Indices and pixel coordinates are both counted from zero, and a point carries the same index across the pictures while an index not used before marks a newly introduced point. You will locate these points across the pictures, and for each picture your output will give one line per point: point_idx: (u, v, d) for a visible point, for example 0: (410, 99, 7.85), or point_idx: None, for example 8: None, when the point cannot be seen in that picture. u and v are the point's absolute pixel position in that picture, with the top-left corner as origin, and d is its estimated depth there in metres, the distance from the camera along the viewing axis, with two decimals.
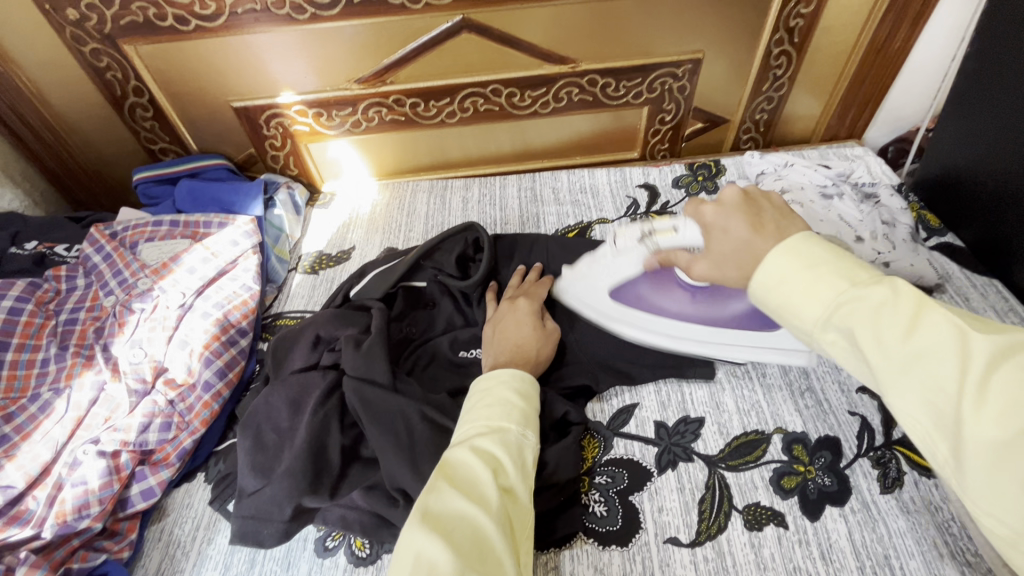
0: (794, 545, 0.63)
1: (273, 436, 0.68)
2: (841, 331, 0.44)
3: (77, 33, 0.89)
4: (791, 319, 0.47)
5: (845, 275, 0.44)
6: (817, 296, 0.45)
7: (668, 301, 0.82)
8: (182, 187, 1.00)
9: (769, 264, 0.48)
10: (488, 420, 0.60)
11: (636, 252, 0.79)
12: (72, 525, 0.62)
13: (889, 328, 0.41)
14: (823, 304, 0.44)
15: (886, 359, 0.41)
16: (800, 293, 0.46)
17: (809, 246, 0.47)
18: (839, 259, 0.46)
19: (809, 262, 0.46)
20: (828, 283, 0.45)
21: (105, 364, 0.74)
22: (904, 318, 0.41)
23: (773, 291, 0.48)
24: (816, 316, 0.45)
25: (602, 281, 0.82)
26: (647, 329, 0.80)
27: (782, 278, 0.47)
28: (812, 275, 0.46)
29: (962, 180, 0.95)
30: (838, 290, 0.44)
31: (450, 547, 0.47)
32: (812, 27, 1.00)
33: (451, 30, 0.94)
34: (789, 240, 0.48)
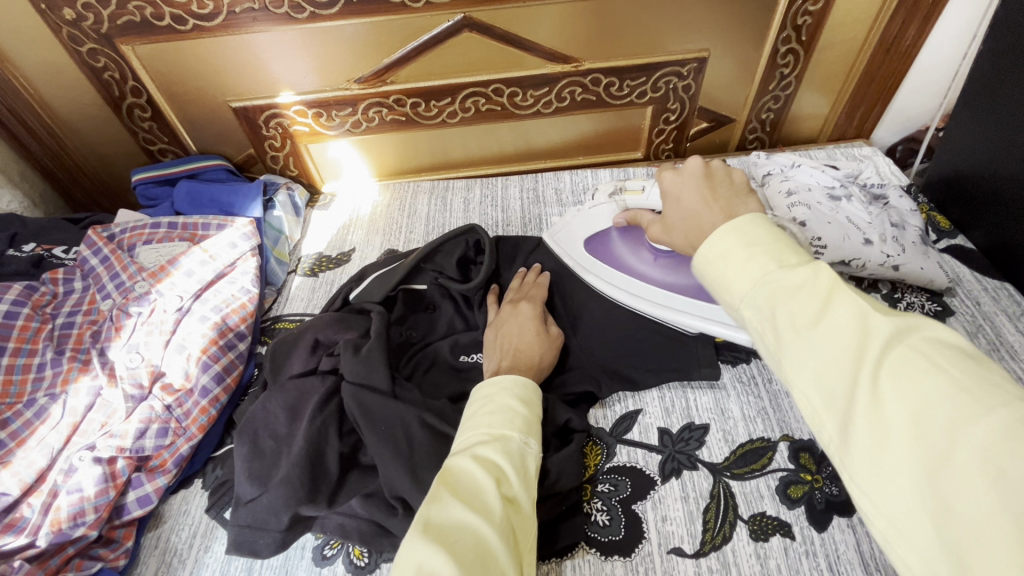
0: (800, 556, 0.61)
1: (271, 442, 0.67)
2: (758, 308, 0.42)
3: (73, 33, 0.88)
4: (723, 294, 0.45)
5: (775, 256, 0.42)
6: (748, 273, 0.43)
7: (636, 259, 0.82)
8: (181, 188, 0.99)
9: (712, 244, 0.46)
10: (489, 428, 0.59)
11: (606, 208, 0.89)
12: (67, 533, 0.61)
13: (803, 308, 0.39)
14: (748, 280, 0.43)
15: (797, 336, 0.39)
16: (733, 269, 0.44)
17: (752, 228, 0.45)
18: (772, 241, 0.44)
19: (747, 242, 0.45)
20: (759, 261, 0.43)
21: (101, 369, 0.73)
22: (819, 300, 0.39)
23: (712, 265, 0.46)
24: (742, 292, 0.43)
25: (579, 231, 0.89)
26: (607, 282, 0.82)
27: (721, 257, 0.45)
28: (749, 253, 0.44)
29: (974, 181, 0.93)
30: (765, 270, 0.42)
31: (453, 556, 0.46)
32: (820, 25, 0.98)
33: (452, 29, 0.93)
34: (734, 221, 0.47)
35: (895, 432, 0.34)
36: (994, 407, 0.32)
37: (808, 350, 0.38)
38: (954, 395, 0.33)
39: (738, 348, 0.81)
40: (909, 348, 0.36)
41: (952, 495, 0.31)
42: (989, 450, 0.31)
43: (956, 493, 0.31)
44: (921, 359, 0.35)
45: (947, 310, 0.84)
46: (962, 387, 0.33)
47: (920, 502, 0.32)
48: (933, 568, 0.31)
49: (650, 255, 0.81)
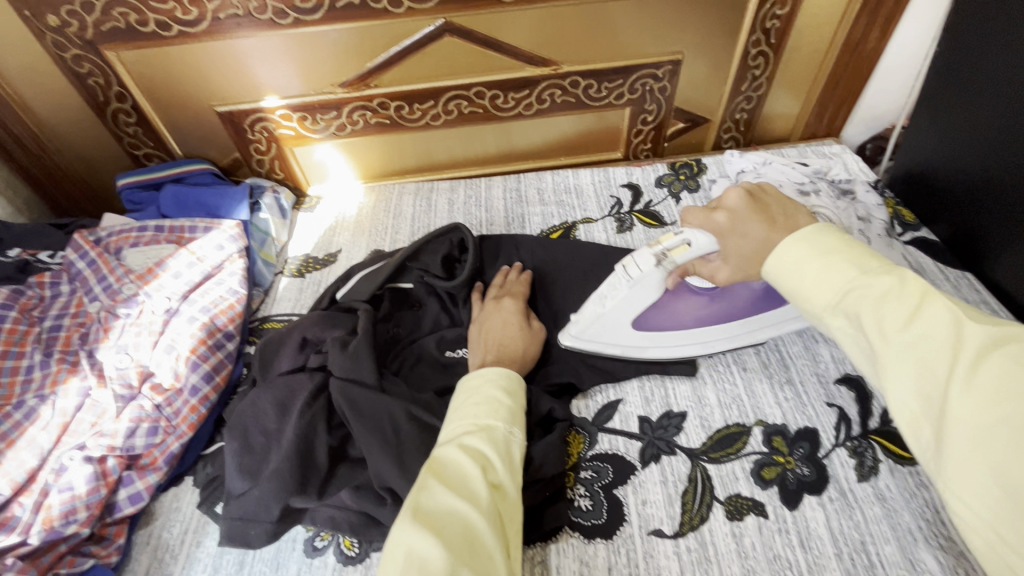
0: (774, 534, 0.64)
1: (261, 437, 0.68)
2: (846, 316, 0.48)
3: (58, 39, 0.89)
4: (802, 303, 0.51)
5: (859, 263, 0.48)
6: (830, 282, 0.49)
7: (686, 310, 0.77)
8: (167, 192, 1.00)
9: (790, 250, 0.52)
10: (475, 418, 0.61)
11: (654, 277, 0.71)
12: (59, 530, 0.62)
13: (892, 314, 0.44)
14: (832, 287, 0.48)
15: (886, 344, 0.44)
16: (814, 279, 0.50)
17: (827, 239, 0.51)
18: (852, 250, 0.50)
19: (823, 251, 0.50)
20: (841, 271, 0.48)
21: (91, 370, 0.74)
22: (908, 307, 0.44)
23: (787, 272, 0.52)
24: (829, 300, 0.49)
25: (624, 317, 0.75)
26: (677, 342, 0.78)
27: (796, 265, 0.51)
28: (825, 263, 0.50)
29: (936, 177, 0.97)
30: (849, 277, 0.48)
31: (442, 541, 0.48)
32: (788, 29, 1.02)
33: (434, 34, 0.95)
34: (802, 232, 0.53)
35: (990, 430, 0.37)
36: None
37: (897, 362, 0.43)
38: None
39: None
40: (1004, 357, 0.39)
41: None
42: None
43: None
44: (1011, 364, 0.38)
45: None
46: None
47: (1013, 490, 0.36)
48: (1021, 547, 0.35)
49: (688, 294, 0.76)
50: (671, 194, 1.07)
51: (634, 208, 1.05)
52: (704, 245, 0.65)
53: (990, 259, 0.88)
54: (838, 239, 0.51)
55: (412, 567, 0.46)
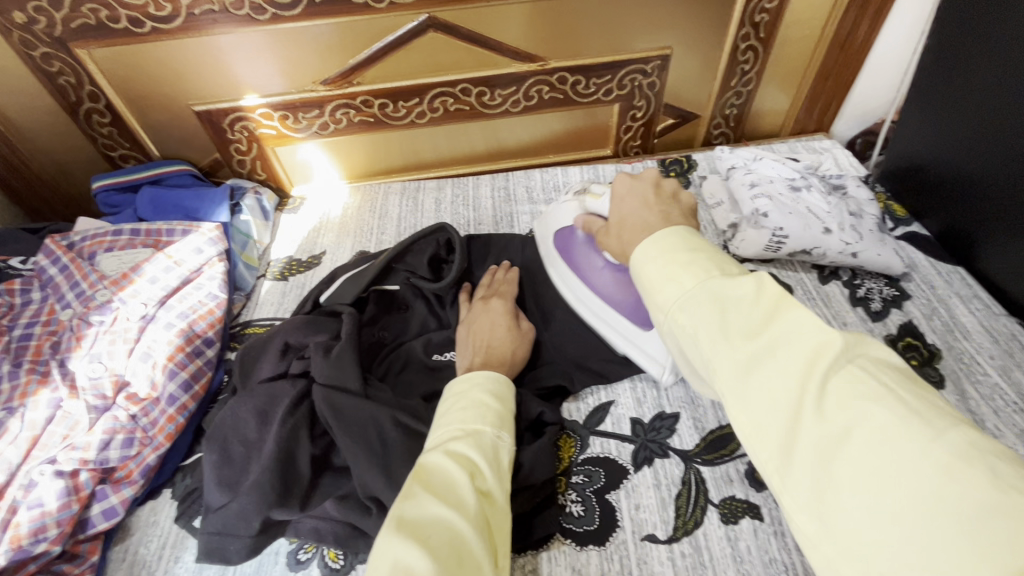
0: (769, 537, 0.63)
1: (241, 448, 0.66)
2: (690, 316, 0.41)
3: (25, 37, 0.85)
4: (655, 298, 0.45)
5: (719, 264, 0.43)
6: (686, 281, 0.43)
7: (590, 266, 0.79)
8: (144, 195, 0.97)
9: (652, 246, 0.47)
10: (462, 423, 0.59)
11: (572, 206, 0.84)
12: (28, 549, 0.59)
13: (747, 318, 0.39)
14: (685, 285, 0.43)
15: (736, 350, 0.38)
16: (670, 276, 0.44)
17: (695, 239, 0.46)
18: (709, 251, 0.45)
19: (690, 248, 0.45)
20: (699, 269, 0.43)
21: (62, 381, 0.71)
22: (765, 313, 0.39)
23: (652, 265, 0.46)
24: (675, 297, 0.43)
25: (555, 221, 0.86)
26: (559, 276, 0.84)
27: (662, 261, 0.45)
28: (691, 259, 0.44)
29: (927, 172, 0.97)
30: (709, 277, 0.42)
31: (428, 552, 0.46)
32: (776, 22, 1.00)
33: (417, 29, 0.93)
34: (665, 231, 0.48)
35: (846, 444, 0.33)
36: (951, 433, 0.32)
37: (748, 373, 0.38)
38: (908, 420, 0.33)
39: None
40: (854, 370, 0.36)
41: (899, 504, 0.31)
42: (936, 466, 0.31)
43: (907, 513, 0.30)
44: (867, 379, 0.35)
45: (904, 294, 0.87)
46: (910, 409, 0.33)
47: (869, 515, 0.31)
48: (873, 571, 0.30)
49: (601, 261, 0.78)
50: None
51: None
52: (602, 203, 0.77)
53: (982, 253, 0.88)
54: (696, 240, 0.47)
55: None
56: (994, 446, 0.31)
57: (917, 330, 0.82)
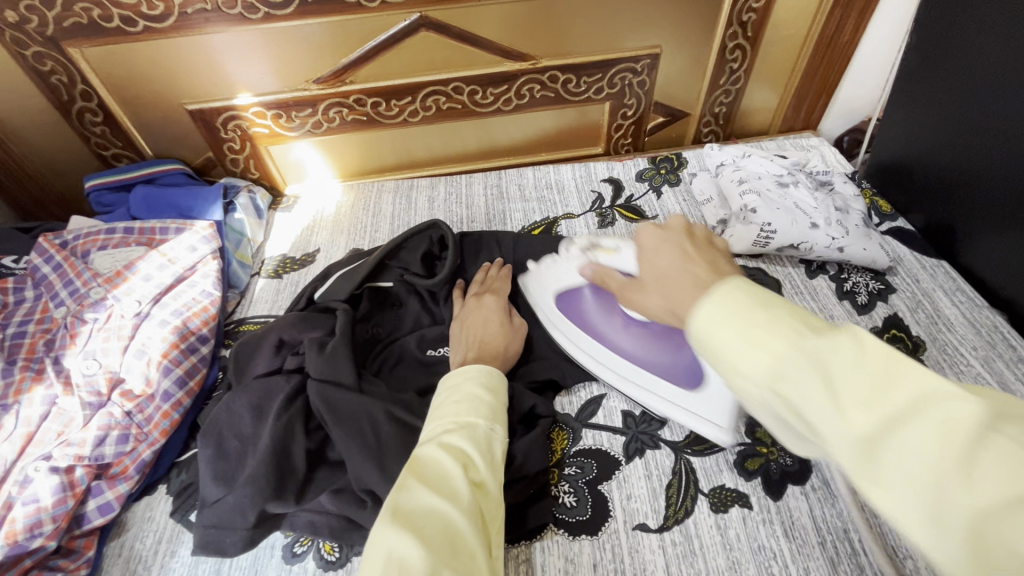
0: (758, 525, 0.64)
1: (236, 443, 0.67)
2: (785, 389, 0.34)
3: (17, 36, 0.85)
4: (730, 369, 0.37)
5: (802, 318, 0.36)
6: (766, 345, 0.35)
7: (611, 329, 0.78)
8: (137, 194, 0.97)
9: (710, 308, 0.39)
10: (456, 416, 0.60)
11: (579, 262, 0.82)
12: (24, 544, 0.59)
13: (861, 385, 0.31)
14: (768, 352, 0.35)
15: (861, 432, 0.30)
16: (744, 339, 0.36)
17: (752, 288, 0.39)
18: (786, 301, 0.38)
19: (757, 301, 0.38)
20: (782, 328, 0.36)
21: (56, 378, 0.72)
22: (876, 374, 0.31)
23: (719, 331, 0.38)
24: (761, 369, 0.35)
25: (551, 281, 0.83)
26: (570, 341, 0.79)
27: (728, 319, 0.38)
28: (764, 316, 0.37)
29: (911, 168, 0.98)
30: (793, 338, 0.35)
31: (420, 540, 0.47)
32: (764, 22, 1.02)
33: (409, 28, 0.93)
34: (723, 285, 0.40)
35: None
36: None
37: (879, 460, 0.29)
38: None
39: None
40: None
41: None
42: None
43: None
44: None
45: (889, 288, 0.89)
46: None
47: None
48: None
49: (623, 321, 0.77)
50: (652, 188, 1.06)
51: (616, 203, 1.04)
52: (626, 253, 0.79)
53: (965, 247, 0.89)
54: (759, 288, 0.40)
55: (388, 568, 0.45)
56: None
57: (902, 322, 0.84)
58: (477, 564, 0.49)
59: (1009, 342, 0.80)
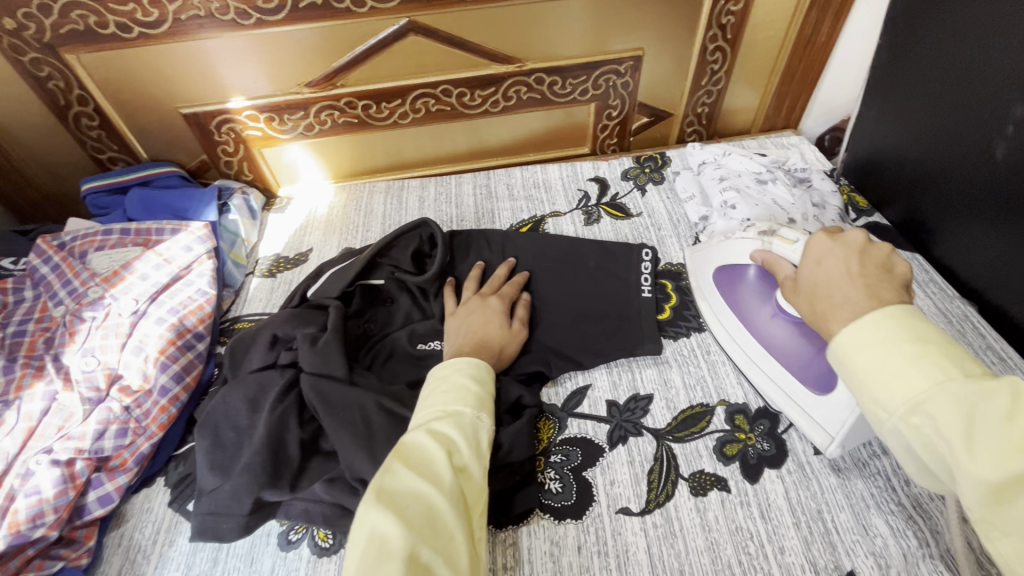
0: (736, 507, 0.67)
1: (232, 434, 0.69)
2: (925, 421, 0.43)
3: (14, 42, 0.87)
4: (874, 390, 0.47)
5: (957, 363, 0.44)
6: (915, 377, 0.44)
7: (761, 307, 0.78)
8: (133, 196, 0.99)
9: (874, 334, 0.48)
10: (444, 405, 0.63)
11: (749, 242, 0.78)
12: (27, 534, 0.61)
13: (997, 438, 0.39)
14: (914, 386, 0.44)
15: (984, 471, 0.39)
16: (896, 369, 0.45)
17: (916, 322, 0.48)
18: (944, 344, 0.46)
19: (914, 336, 0.46)
20: (929, 369, 0.44)
21: (56, 374, 0.74)
22: (1016, 432, 0.39)
23: (871, 355, 0.47)
24: (903, 398, 0.44)
25: (715, 257, 0.85)
26: (715, 317, 0.83)
27: (878, 345, 0.47)
28: (918, 352, 0.45)
29: (885, 165, 1.02)
30: (943, 379, 0.43)
31: (402, 520, 0.50)
32: (742, 24, 1.05)
33: (398, 33, 0.96)
34: (894, 308, 0.49)
35: None
36: None
37: (999, 500, 0.38)
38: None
39: (678, 324, 0.86)
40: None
41: None
42: None
43: None
44: None
45: None
46: None
47: None
48: None
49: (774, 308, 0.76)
50: (636, 186, 1.09)
51: (601, 201, 1.07)
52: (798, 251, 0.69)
53: (937, 240, 0.93)
54: (918, 326, 0.47)
55: (373, 544, 0.48)
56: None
57: None
58: (456, 546, 0.51)
59: (978, 332, 0.83)
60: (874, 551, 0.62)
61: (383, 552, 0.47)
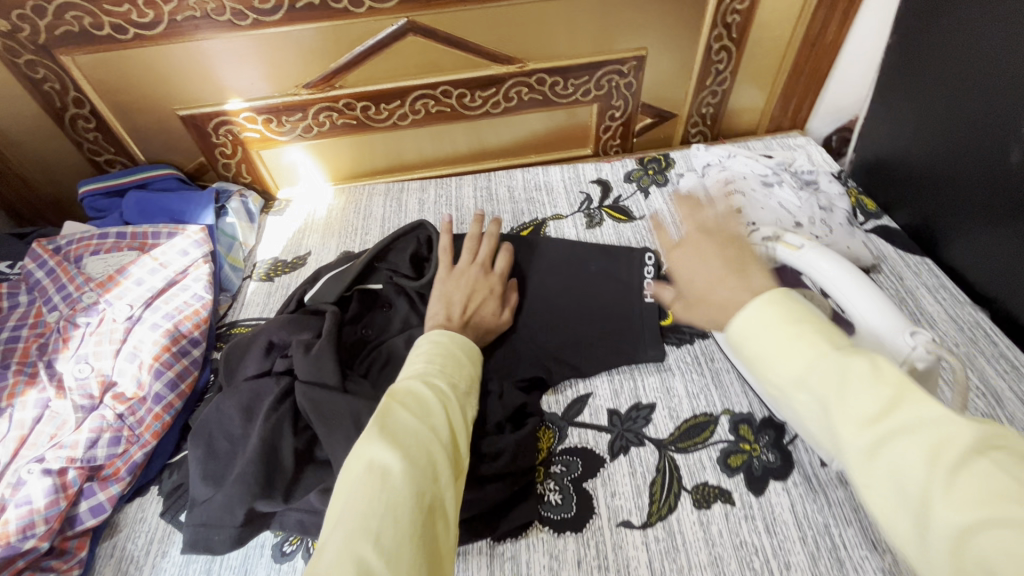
0: (740, 521, 0.65)
1: (226, 443, 0.68)
2: (809, 395, 0.41)
3: (9, 44, 0.87)
4: (761, 371, 0.45)
5: (829, 337, 0.42)
6: (790, 354, 0.42)
7: None
8: (130, 199, 0.98)
9: (753, 312, 0.45)
10: (441, 361, 0.61)
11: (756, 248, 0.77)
12: (16, 546, 0.61)
13: (868, 406, 0.38)
14: (796, 360, 0.42)
15: (856, 437, 0.38)
16: (774, 349, 0.43)
17: (791, 300, 0.45)
18: (818, 320, 0.44)
19: (791, 314, 0.44)
20: (804, 340, 0.42)
21: (49, 382, 0.73)
22: (886, 398, 0.38)
23: (756, 337, 0.44)
24: (792, 374, 0.42)
25: None
26: None
27: (757, 326, 0.45)
28: (796, 329, 0.43)
29: (895, 167, 1.00)
30: (816, 353, 0.41)
31: (404, 455, 0.49)
32: (748, 23, 1.03)
33: (397, 33, 0.95)
34: (770, 291, 0.46)
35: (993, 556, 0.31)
36: None
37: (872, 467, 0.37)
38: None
39: (682, 331, 0.85)
40: (994, 463, 0.33)
41: None
42: None
43: None
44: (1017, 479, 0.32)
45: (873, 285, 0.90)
46: None
47: None
48: None
49: None
50: (640, 189, 1.07)
51: (604, 204, 1.05)
52: (806, 257, 0.69)
53: (947, 243, 0.91)
54: (794, 304, 0.45)
55: (374, 478, 0.47)
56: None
57: None
58: (446, 488, 0.50)
59: (990, 339, 0.81)
60: (883, 567, 0.60)
61: (383, 484, 0.46)
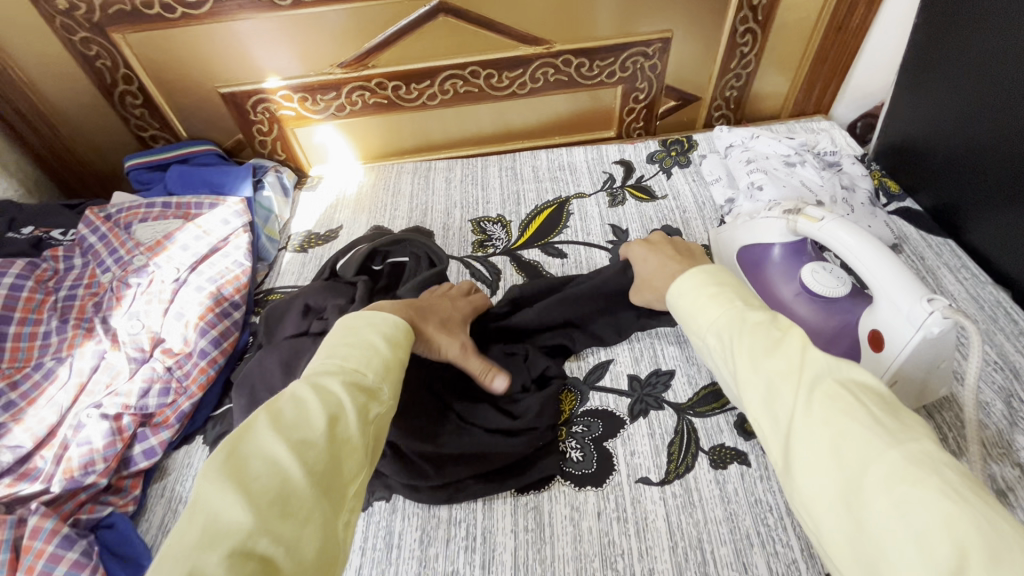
0: (756, 480, 0.67)
1: (267, 395, 0.72)
2: (719, 338, 0.55)
3: (66, 22, 0.92)
4: (691, 322, 0.60)
5: (742, 297, 0.57)
6: (709, 308, 0.57)
7: (784, 286, 0.78)
8: (173, 173, 1.03)
9: (684, 281, 0.62)
10: (344, 361, 0.54)
11: (777, 222, 0.78)
12: (79, 480, 0.66)
13: (755, 342, 0.50)
14: (712, 314, 0.57)
15: (742, 364, 0.50)
16: (701, 306, 0.58)
17: (716, 273, 0.62)
18: (738, 287, 0.60)
19: (715, 280, 0.60)
20: (721, 302, 0.57)
21: (105, 335, 0.78)
22: (772, 340, 0.50)
23: (684, 297, 0.61)
24: (706, 322, 0.57)
25: (738, 237, 0.85)
26: None
27: (688, 291, 0.61)
28: (714, 294, 0.58)
29: (918, 150, 1.00)
30: (729, 307, 0.56)
31: (244, 491, 0.41)
32: (774, 6, 1.04)
33: (429, 14, 0.98)
34: (704, 265, 0.63)
35: (822, 453, 0.42)
36: (910, 444, 0.40)
37: (749, 387, 0.49)
38: (879, 434, 0.41)
39: None
40: (842, 389, 0.44)
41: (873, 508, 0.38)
42: (896, 483, 0.38)
43: (867, 505, 0.39)
44: (853, 399, 0.43)
45: None
46: (882, 426, 0.41)
47: (844, 512, 0.40)
48: (844, 546, 0.39)
49: (794, 289, 0.76)
50: (662, 169, 1.09)
51: (626, 183, 1.08)
52: (827, 229, 0.70)
53: (968, 226, 0.91)
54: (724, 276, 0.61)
55: (199, 524, 0.39)
56: (944, 457, 0.39)
57: None
58: (304, 531, 0.41)
59: (1011, 317, 0.81)
60: None
61: (207, 531, 0.39)
